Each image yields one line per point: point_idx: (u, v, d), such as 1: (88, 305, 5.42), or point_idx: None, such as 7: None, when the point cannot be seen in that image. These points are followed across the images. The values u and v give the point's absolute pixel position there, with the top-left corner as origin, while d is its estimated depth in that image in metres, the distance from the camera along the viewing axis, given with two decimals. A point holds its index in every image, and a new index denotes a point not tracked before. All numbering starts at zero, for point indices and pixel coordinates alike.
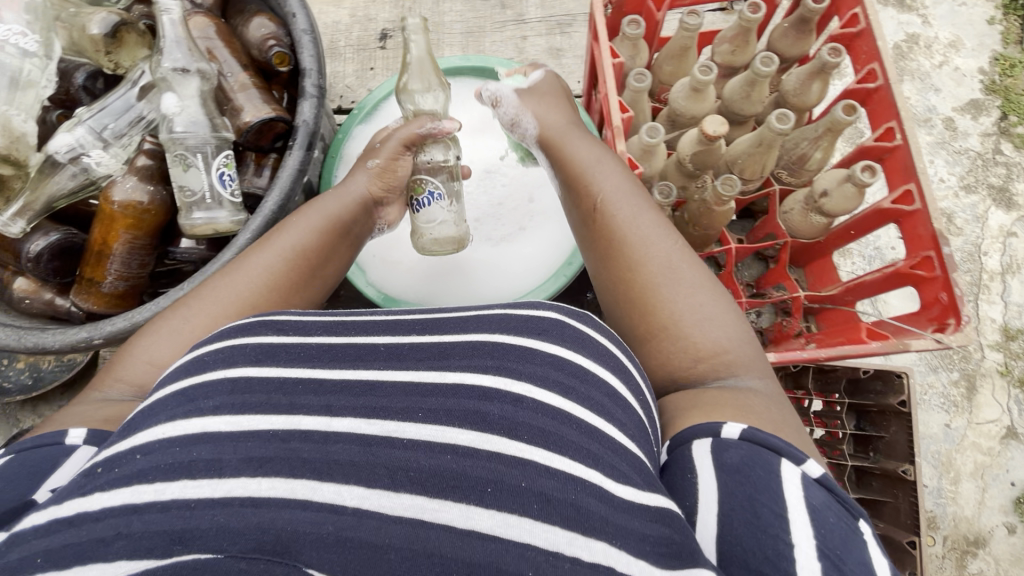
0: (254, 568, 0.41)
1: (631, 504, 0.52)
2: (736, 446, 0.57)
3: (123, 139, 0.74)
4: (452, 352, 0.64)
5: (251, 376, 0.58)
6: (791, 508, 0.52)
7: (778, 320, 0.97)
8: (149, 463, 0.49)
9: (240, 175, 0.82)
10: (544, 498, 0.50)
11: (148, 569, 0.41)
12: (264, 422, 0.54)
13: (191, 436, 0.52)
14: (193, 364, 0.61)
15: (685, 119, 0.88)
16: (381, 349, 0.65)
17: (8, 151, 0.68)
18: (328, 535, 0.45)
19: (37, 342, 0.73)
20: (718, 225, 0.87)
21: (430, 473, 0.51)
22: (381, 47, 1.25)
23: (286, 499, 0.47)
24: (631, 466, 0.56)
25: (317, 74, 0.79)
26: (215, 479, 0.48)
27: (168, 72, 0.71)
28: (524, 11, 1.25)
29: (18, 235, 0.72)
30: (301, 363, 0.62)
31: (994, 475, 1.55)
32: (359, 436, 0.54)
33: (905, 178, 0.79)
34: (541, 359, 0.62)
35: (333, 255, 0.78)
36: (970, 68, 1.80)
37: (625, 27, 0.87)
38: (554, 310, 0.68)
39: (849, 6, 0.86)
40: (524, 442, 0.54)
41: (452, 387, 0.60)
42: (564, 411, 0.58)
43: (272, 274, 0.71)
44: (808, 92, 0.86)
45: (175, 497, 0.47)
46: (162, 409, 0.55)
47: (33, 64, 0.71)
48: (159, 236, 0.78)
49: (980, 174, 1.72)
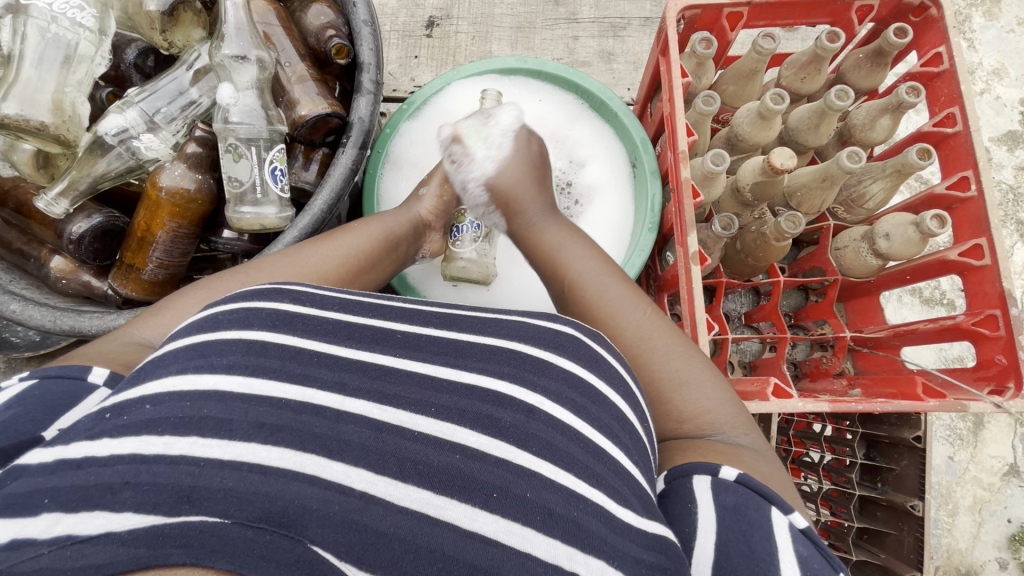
0: (260, 539, 0.36)
1: (631, 528, 0.47)
2: (733, 489, 0.52)
3: (174, 124, 0.72)
4: (469, 352, 0.56)
5: (267, 340, 0.51)
6: (783, 551, 0.48)
7: (815, 355, 0.96)
8: (159, 415, 0.43)
9: (289, 167, 0.80)
10: (547, 510, 0.44)
11: (155, 526, 0.35)
12: (278, 389, 0.47)
13: (204, 391, 0.45)
14: (208, 321, 0.52)
15: (747, 145, 0.86)
16: (397, 336, 0.56)
17: (56, 130, 0.64)
18: (336, 514, 0.40)
19: (72, 326, 0.71)
20: (771, 258, 0.88)
21: (439, 470, 0.45)
22: (427, 36, 1.21)
23: (293, 471, 0.41)
24: (632, 491, 0.49)
25: (375, 68, 0.75)
26: (226, 441, 0.42)
27: (226, 58, 0.69)
28: (577, 10, 1.21)
29: (62, 216, 0.71)
30: (317, 337, 0.53)
31: (992, 510, 1.55)
32: (371, 421, 0.47)
33: (975, 231, 0.81)
34: (556, 375, 0.54)
35: (378, 266, 0.75)
36: (1011, 99, 1.71)
37: (695, 44, 0.84)
38: (571, 324, 0.60)
39: (932, 43, 0.85)
40: (533, 454, 0.47)
41: (467, 388, 0.52)
42: (575, 428, 0.51)
43: (326, 267, 0.67)
44: (876, 127, 0.84)
45: (184, 453, 0.40)
46: (173, 361, 0.47)
47: (87, 39, 0.66)
48: (202, 225, 0.76)
49: (1011, 209, 1.65)
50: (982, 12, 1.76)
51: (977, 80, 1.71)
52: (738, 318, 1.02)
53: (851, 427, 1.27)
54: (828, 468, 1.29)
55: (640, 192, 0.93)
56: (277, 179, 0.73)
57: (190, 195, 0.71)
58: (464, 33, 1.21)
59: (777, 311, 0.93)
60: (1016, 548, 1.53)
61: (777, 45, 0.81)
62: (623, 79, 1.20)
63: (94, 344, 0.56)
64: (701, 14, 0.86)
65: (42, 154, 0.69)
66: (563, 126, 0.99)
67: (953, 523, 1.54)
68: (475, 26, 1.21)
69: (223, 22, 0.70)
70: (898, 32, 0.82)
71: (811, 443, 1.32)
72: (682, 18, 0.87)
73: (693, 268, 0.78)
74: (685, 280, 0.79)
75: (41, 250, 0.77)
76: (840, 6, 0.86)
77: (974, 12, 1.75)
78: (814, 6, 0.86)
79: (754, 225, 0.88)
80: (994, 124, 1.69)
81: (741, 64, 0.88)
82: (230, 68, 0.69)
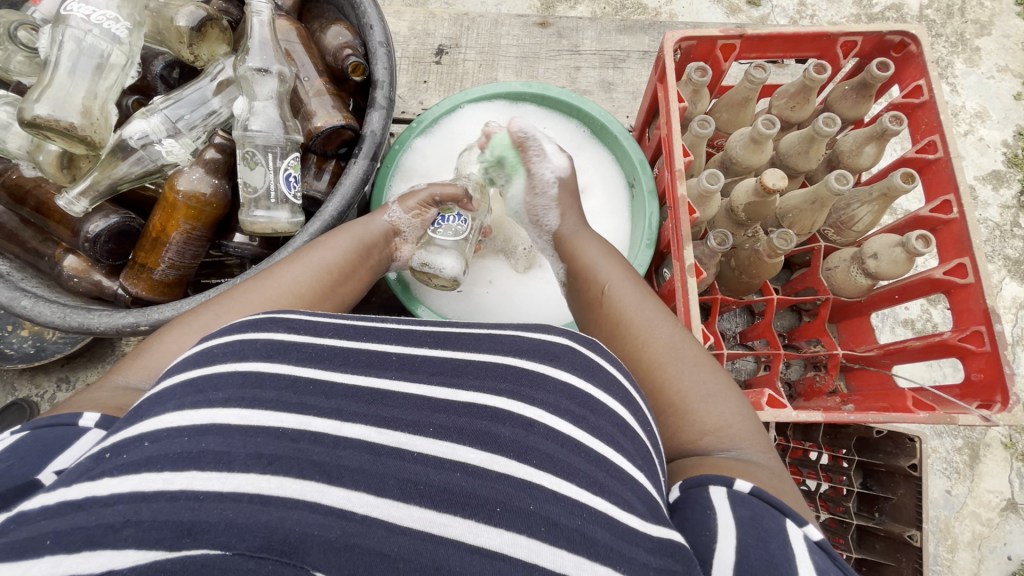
0: (263, 569, 0.36)
1: (636, 533, 0.46)
2: (747, 501, 0.52)
3: (195, 131, 0.75)
4: (465, 370, 0.55)
5: (264, 371, 0.50)
6: (800, 558, 0.48)
7: (809, 374, 0.99)
8: (159, 451, 0.42)
9: (301, 176, 0.83)
10: (551, 521, 0.44)
11: (157, 561, 0.36)
12: (274, 419, 0.46)
13: (200, 426, 0.44)
14: (202, 356, 0.51)
15: (740, 167, 0.90)
16: (393, 358, 0.55)
17: (83, 131, 0.67)
18: (337, 540, 0.39)
19: (82, 322, 0.72)
20: (764, 274, 0.90)
21: (439, 489, 0.44)
22: (436, 62, 1.27)
23: (294, 500, 0.41)
24: (635, 496, 0.49)
25: (389, 86, 0.79)
26: (224, 472, 0.42)
27: (249, 71, 0.73)
28: (580, 43, 1.27)
29: (80, 214, 0.73)
30: (312, 363, 0.52)
31: (991, 546, 1.53)
32: (369, 444, 0.46)
33: (958, 252, 0.84)
34: (553, 387, 0.53)
35: (352, 278, 0.74)
36: (994, 140, 1.78)
37: (691, 73, 0.90)
38: (565, 334, 0.59)
39: (913, 76, 0.91)
40: (533, 466, 0.47)
41: (464, 406, 0.51)
42: (574, 438, 0.50)
43: (300, 284, 0.67)
44: (862, 154, 0.88)
45: (184, 487, 0.40)
46: (171, 397, 0.47)
47: (119, 49, 0.70)
48: (214, 229, 0.79)
49: (997, 245, 1.70)
50: (963, 58, 1.85)
51: (958, 120, 1.80)
52: (734, 338, 1.04)
53: (848, 455, 1.24)
54: (826, 498, 1.25)
55: (637, 212, 0.97)
56: (288, 186, 0.75)
57: (206, 208, 0.75)
58: (472, 60, 1.27)
59: (770, 329, 0.95)
60: None
61: (767, 75, 0.86)
62: (622, 108, 1.26)
63: (86, 391, 0.57)
64: (696, 45, 0.92)
65: (67, 155, 0.72)
66: (565, 149, 1.04)
67: (953, 558, 1.52)
68: (482, 55, 1.27)
69: (249, 37, 0.74)
70: (881, 65, 0.87)
71: (807, 471, 1.27)
72: (679, 48, 0.92)
73: (689, 281, 0.81)
74: (682, 292, 0.82)
75: (56, 249, 0.79)
76: (826, 41, 0.91)
77: (956, 58, 1.85)
78: (803, 40, 0.91)
79: (747, 243, 0.92)
80: (977, 164, 1.75)
81: (736, 90, 0.92)
82: (246, 78, 0.73)
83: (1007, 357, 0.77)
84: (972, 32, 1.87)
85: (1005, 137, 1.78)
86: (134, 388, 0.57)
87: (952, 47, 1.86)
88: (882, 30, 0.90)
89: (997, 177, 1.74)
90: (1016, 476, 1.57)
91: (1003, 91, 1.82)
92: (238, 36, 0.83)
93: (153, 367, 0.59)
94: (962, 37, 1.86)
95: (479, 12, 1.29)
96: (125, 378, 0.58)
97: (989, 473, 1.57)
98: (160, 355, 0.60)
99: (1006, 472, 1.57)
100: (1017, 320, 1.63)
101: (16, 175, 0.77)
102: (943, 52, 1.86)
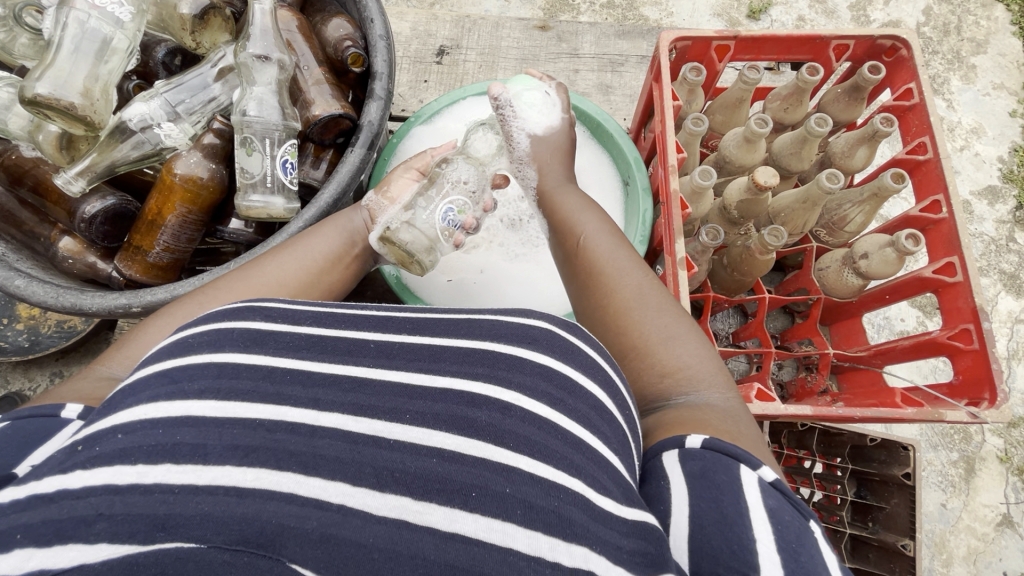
0: (239, 561, 0.37)
1: (610, 515, 0.46)
2: (699, 456, 0.51)
3: (195, 116, 0.76)
4: (444, 357, 0.55)
5: (238, 362, 0.50)
6: (753, 508, 0.48)
7: (802, 375, 0.99)
8: (132, 444, 0.42)
9: (299, 164, 0.85)
10: (527, 504, 0.43)
11: (129, 556, 0.36)
12: (250, 410, 0.46)
13: (175, 418, 0.44)
14: (178, 346, 0.51)
15: (734, 167, 0.91)
16: (371, 345, 0.55)
17: (83, 111, 0.67)
18: (313, 531, 0.39)
19: (73, 302, 0.72)
20: (756, 272, 0.91)
21: (417, 477, 0.44)
22: (437, 62, 1.29)
23: (270, 491, 0.41)
24: (611, 479, 0.48)
25: (387, 78, 0.80)
26: (199, 465, 0.41)
27: (249, 58, 0.74)
28: (578, 46, 1.29)
29: (77, 194, 0.74)
30: (290, 354, 0.52)
31: (986, 561, 1.52)
32: (349, 434, 0.46)
33: (947, 250, 0.85)
34: (530, 370, 0.53)
35: (339, 265, 0.73)
36: (990, 156, 1.79)
37: (687, 73, 0.92)
38: (543, 317, 0.58)
39: (904, 79, 0.93)
40: (509, 449, 0.46)
41: (440, 391, 0.51)
42: (550, 420, 0.49)
43: (283, 273, 0.67)
44: (854, 156, 0.89)
45: (159, 481, 0.40)
46: (144, 389, 0.47)
47: (123, 33, 0.72)
48: (211, 214, 0.80)
49: (993, 259, 1.71)
50: (959, 76, 1.87)
51: (954, 135, 1.81)
52: (726, 338, 1.04)
53: (841, 463, 1.23)
54: (819, 506, 1.25)
55: (631, 209, 0.98)
56: (286, 173, 0.76)
57: (204, 194, 0.76)
58: (472, 61, 1.29)
59: (762, 329, 0.96)
60: None
61: (761, 76, 0.88)
62: (619, 110, 1.27)
63: (68, 379, 0.58)
64: (691, 45, 0.94)
65: (66, 136, 0.73)
66: None
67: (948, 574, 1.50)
68: (481, 56, 1.29)
69: (250, 25, 0.75)
70: (872, 69, 0.89)
71: (801, 479, 1.27)
72: (674, 48, 0.94)
73: (681, 274, 0.82)
74: (673, 283, 0.83)
75: (53, 230, 0.80)
76: (819, 44, 0.93)
77: (952, 75, 1.87)
78: (796, 43, 0.93)
79: (740, 241, 0.93)
80: (973, 179, 1.77)
81: (733, 89, 0.93)
82: (246, 62, 0.74)
83: (994, 354, 0.78)
84: (967, 50, 1.90)
85: (1000, 153, 1.80)
86: (116, 379, 0.58)
87: (948, 64, 1.88)
88: (874, 35, 0.91)
89: (992, 192, 1.75)
90: (1011, 490, 1.57)
91: (996, 108, 1.84)
92: (240, 26, 0.84)
93: (131, 356, 0.60)
94: (958, 54, 1.89)
95: (481, 14, 1.31)
96: (102, 371, 0.58)
97: (984, 487, 1.56)
98: (142, 344, 0.61)
99: (999, 485, 1.57)
100: (1012, 335, 1.63)
101: (15, 156, 0.78)
102: (940, 69, 1.89)
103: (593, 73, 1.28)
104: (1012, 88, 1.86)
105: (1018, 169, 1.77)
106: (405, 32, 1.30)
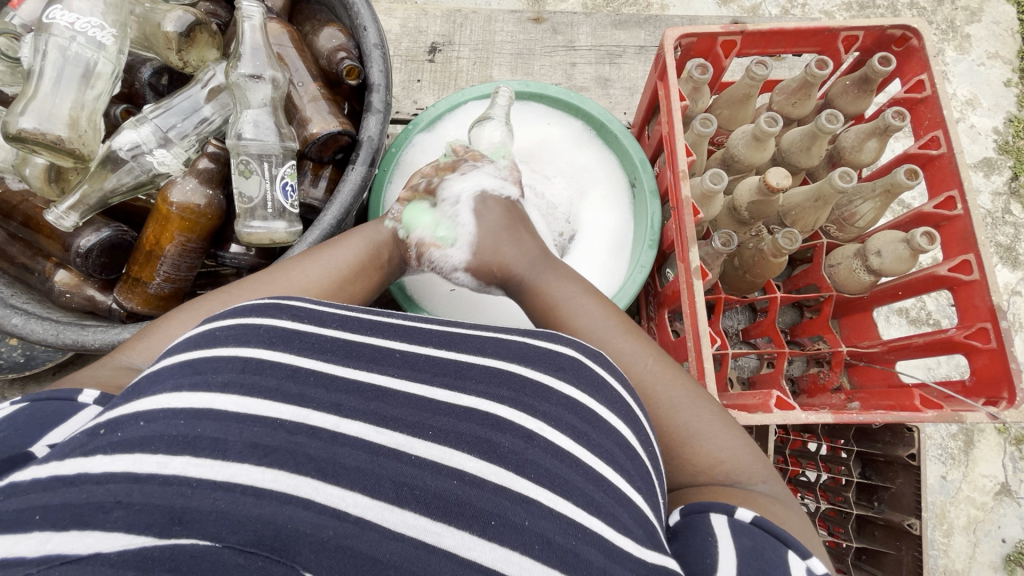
0: (252, 565, 0.34)
1: (631, 557, 0.45)
2: (748, 531, 0.51)
3: (187, 140, 0.74)
4: (469, 373, 0.54)
5: (263, 358, 0.49)
6: None
7: (813, 370, 0.99)
8: (154, 432, 0.41)
9: (299, 184, 0.82)
10: (545, 539, 0.43)
11: (145, 547, 0.34)
12: (273, 410, 0.45)
13: (198, 409, 0.43)
14: (204, 338, 0.50)
15: (743, 166, 0.90)
16: (397, 355, 0.54)
17: (71, 144, 0.65)
18: (330, 540, 0.38)
19: (75, 339, 0.70)
20: (769, 274, 0.91)
21: (435, 496, 0.43)
22: (429, 61, 1.25)
23: (287, 495, 0.40)
24: (631, 518, 0.48)
25: (384, 89, 0.77)
26: (219, 461, 0.40)
27: (241, 78, 0.71)
28: (574, 38, 1.25)
29: (70, 229, 0.71)
30: (314, 355, 0.51)
31: (986, 530, 1.56)
32: (368, 443, 0.45)
33: (962, 249, 0.85)
34: (557, 400, 0.52)
35: (366, 274, 0.72)
36: (985, 127, 1.78)
37: (692, 70, 0.89)
38: (572, 345, 0.58)
39: (914, 71, 0.91)
40: (531, 480, 0.46)
41: (466, 411, 0.50)
42: (574, 455, 0.49)
43: (309, 280, 0.66)
44: (863, 149, 0.88)
45: (178, 472, 0.39)
46: (169, 376, 0.46)
47: (105, 57, 0.68)
48: (210, 240, 0.77)
49: (989, 232, 1.71)
50: (953, 46, 1.84)
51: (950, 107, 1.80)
52: (736, 335, 1.04)
53: (846, 445, 1.25)
54: (825, 488, 1.26)
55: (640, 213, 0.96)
56: (287, 196, 0.73)
57: (200, 224, 0.73)
58: (465, 58, 1.25)
59: (774, 327, 0.95)
60: (1012, 569, 1.54)
61: (769, 72, 0.86)
62: (619, 104, 1.25)
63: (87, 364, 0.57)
64: (696, 41, 0.91)
65: (54, 168, 0.70)
66: (568, 151, 1.03)
67: (950, 543, 1.54)
68: (475, 52, 1.25)
69: (240, 43, 0.72)
70: (881, 61, 0.87)
71: (807, 462, 1.31)
72: (680, 45, 0.91)
73: (695, 283, 0.81)
74: (687, 291, 0.82)
75: (46, 263, 0.78)
76: (828, 36, 0.91)
77: (947, 46, 1.84)
78: (804, 35, 0.90)
79: (751, 242, 0.92)
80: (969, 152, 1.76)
81: (742, 82, 0.90)
82: (240, 84, 0.71)
83: (1012, 354, 0.78)
84: (962, 18, 1.87)
85: (995, 123, 1.78)
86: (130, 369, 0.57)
87: (943, 34, 1.85)
88: (884, 25, 0.89)
89: (988, 164, 1.75)
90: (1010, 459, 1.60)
91: (990, 78, 1.82)
92: (227, 39, 0.81)
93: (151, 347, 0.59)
94: (952, 22, 1.86)
95: (472, 8, 1.27)
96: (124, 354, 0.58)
97: (983, 458, 1.59)
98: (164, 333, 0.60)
99: (999, 454, 1.59)
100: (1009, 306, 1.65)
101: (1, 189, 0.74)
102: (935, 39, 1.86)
103: (590, 65, 1.25)
104: (1007, 57, 1.84)
105: (1013, 138, 1.76)
106: (394, 28, 1.25)
